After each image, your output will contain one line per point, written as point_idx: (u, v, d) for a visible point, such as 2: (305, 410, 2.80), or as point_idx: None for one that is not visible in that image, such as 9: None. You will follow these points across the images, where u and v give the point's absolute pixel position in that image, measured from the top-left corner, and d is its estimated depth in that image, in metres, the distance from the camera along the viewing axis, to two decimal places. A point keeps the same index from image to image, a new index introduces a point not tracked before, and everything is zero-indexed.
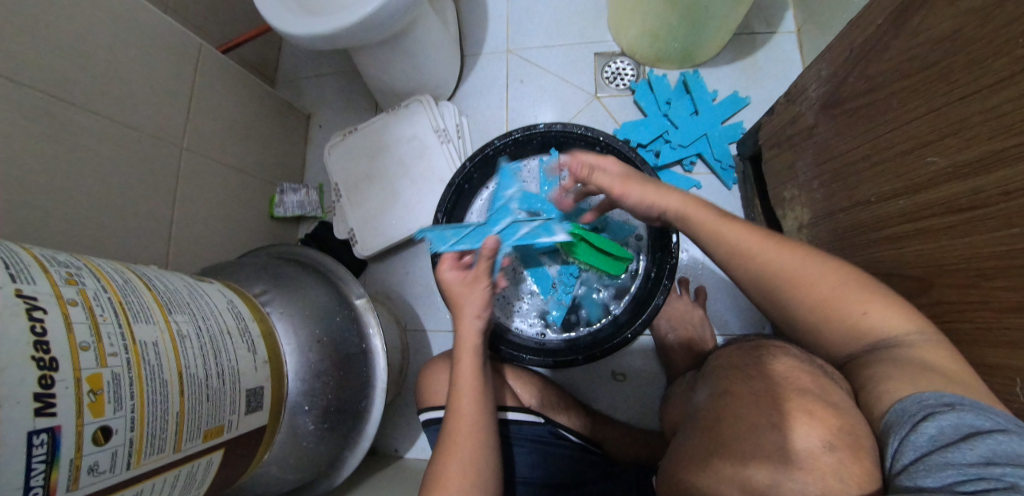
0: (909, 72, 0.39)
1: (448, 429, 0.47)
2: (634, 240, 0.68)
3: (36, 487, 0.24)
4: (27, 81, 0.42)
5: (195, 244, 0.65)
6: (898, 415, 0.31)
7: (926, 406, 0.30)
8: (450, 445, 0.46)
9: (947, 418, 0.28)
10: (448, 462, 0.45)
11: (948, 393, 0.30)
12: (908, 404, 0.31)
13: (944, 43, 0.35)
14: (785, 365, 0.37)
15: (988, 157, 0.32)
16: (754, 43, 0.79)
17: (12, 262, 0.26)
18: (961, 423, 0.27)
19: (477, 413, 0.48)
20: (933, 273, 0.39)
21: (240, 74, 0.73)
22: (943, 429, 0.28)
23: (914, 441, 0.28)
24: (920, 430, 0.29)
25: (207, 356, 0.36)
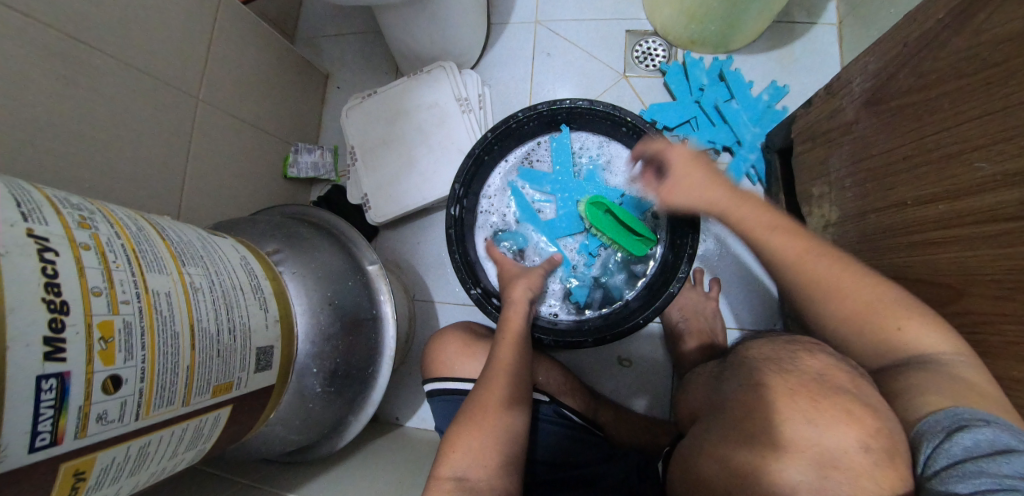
0: (962, 70, 0.37)
1: (475, 396, 0.48)
2: (652, 223, 0.68)
3: (44, 432, 0.23)
4: (40, 17, 0.40)
5: (207, 198, 0.63)
6: (930, 426, 0.30)
7: (960, 419, 0.30)
8: (487, 386, 0.48)
9: (984, 432, 0.28)
10: (469, 428, 0.45)
11: (983, 411, 0.30)
12: (941, 417, 0.30)
13: (1006, 41, 0.33)
14: (822, 360, 0.35)
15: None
16: (792, 32, 0.75)
17: (23, 200, 0.25)
18: (998, 438, 0.27)
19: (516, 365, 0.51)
20: (966, 282, 0.37)
21: (258, 26, 0.70)
22: (980, 441, 0.27)
23: (949, 450, 0.28)
24: (955, 440, 0.28)
25: (219, 311, 0.35)
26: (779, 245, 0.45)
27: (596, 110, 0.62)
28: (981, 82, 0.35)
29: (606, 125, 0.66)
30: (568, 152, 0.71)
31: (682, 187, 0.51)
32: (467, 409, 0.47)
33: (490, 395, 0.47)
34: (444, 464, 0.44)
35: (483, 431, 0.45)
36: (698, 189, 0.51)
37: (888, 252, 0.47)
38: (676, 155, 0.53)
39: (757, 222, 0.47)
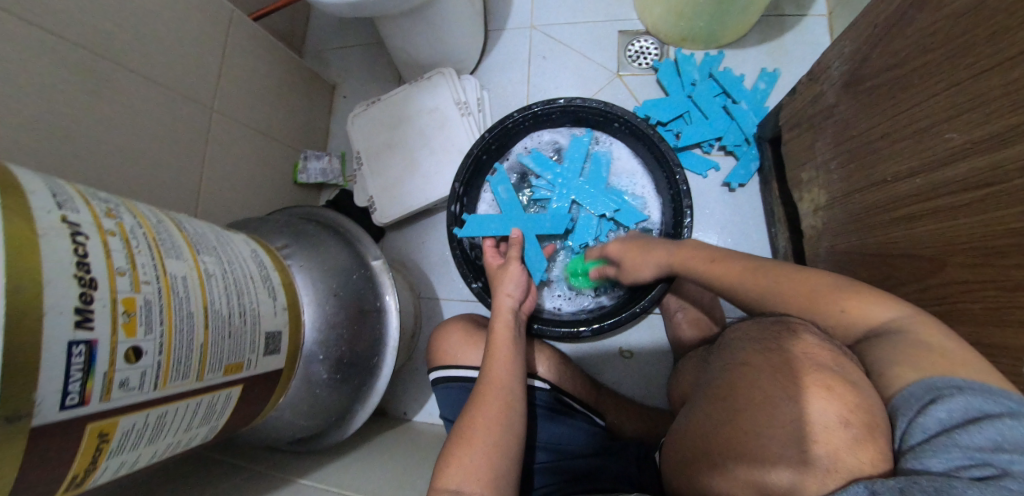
0: (930, 47, 0.38)
1: (480, 386, 0.50)
2: (645, 224, 0.69)
3: (73, 393, 0.25)
4: (69, 37, 0.45)
5: (222, 202, 0.67)
6: (904, 398, 0.30)
7: (933, 390, 0.30)
8: (479, 403, 0.48)
9: (956, 401, 0.28)
10: (478, 415, 0.47)
11: (957, 378, 0.30)
12: (914, 390, 0.30)
13: (970, 15, 0.33)
14: (804, 338, 0.35)
15: (1003, 134, 0.31)
16: (782, 25, 0.77)
17: (58, 192, 0.28)
18: (969, 406, 0.27)
19: (508, 378, 0.50)
20: (945, 252, 0.38)
21: (268, 41, 0.74)
22: (952, 412, 0.27)
23: (922, 424, 0.28)
24: (928, 413, 0.28)
25: (230, 296, 0.38)
26: (735, 271, 0.46)
27: (590, 107, 0.65)
28: (948, 56, 0.36)
29: (600, 122, 0.68)
30: (584, 149, 0.71)
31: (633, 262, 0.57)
32: (461, 424, 0.47)
33: (483, 412, 0.47)
34: (439, 479, 0.42)
35: (476, 446, 0.44)
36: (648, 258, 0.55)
37: (874, 230, 0.47)
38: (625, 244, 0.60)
39: (704, 261, 0.49)
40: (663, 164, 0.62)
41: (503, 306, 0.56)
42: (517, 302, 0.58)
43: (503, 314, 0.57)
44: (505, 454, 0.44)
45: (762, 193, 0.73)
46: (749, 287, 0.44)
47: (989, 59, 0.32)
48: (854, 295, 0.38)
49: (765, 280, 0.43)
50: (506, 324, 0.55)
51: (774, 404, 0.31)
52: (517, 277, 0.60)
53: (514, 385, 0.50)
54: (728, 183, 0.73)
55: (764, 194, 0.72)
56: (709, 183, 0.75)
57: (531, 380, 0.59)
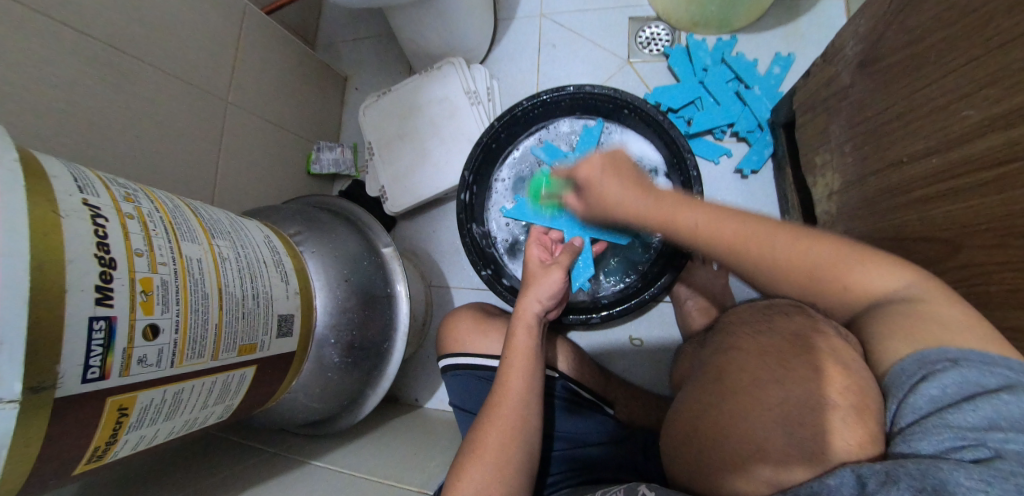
0: (946, 21, 0.36)
1: (494, 401, 0.49)
2: None
3: (94, 367, 0.26)
4: (90, 31, 0.46)
5: (237, 192, 0.69)
6: (900, 377, 0.31)
7: (926, 365, 0.29)
8: (492, 416, 0.48)
9: (950, 377, 0.27)
10: (488, 432, 0.46)
11: (951, 348, 0.29)
12: (908, 364, 0.30)
13: None
14: (803, 320, 0.40)
15: (1019, 110, 0.30)
16: (798, 7, 0.75)
17: (79, 177, 0.29)
18: (963, 383, 0.27)
19: (523, 391, 0.50)
20: (961, 235, 0.36)
21: (281, 34, 0.75)
22: (945, 390, 0.27)
23: (914, 403, 0.28)
24: (919, 392, 0.28)
25: (244, 279, 0.39)
26: (725, 236, 0.40)
27: (599, 94, 0.64)
28: (965, 30, 0.34)
29: (610, 109, 0.67)
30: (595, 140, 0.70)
31: (603, 193, 0.45)
32: (473, 436, 0.47)
33: (496, 427, 0.47)
34: (450, 490, 0.43)
35: (487, 461, 0.44)
36: (619, 195, 0.44)
37: (887, 213, 0.46)
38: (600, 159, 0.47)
39: (692, 222, 0.41)
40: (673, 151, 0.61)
41: (526, 317, 0.54)
42: (541, 309, 0.56)
43: (526, 322, 0.55)
44: (511, 470, 0.44)
45: (775, 180, 0.71)
46: (739, 260, 0.40)
47: (1006, 33, 0.31)
48: (855, 268, 0.36)
49: (759, 248, 0.39)
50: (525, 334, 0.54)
51: None
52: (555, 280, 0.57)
53: (529, 399, 0.49)
54: (741, 169, 0.72)
55: (778, 181, 0.70)
56: (722, 170, 0.73)
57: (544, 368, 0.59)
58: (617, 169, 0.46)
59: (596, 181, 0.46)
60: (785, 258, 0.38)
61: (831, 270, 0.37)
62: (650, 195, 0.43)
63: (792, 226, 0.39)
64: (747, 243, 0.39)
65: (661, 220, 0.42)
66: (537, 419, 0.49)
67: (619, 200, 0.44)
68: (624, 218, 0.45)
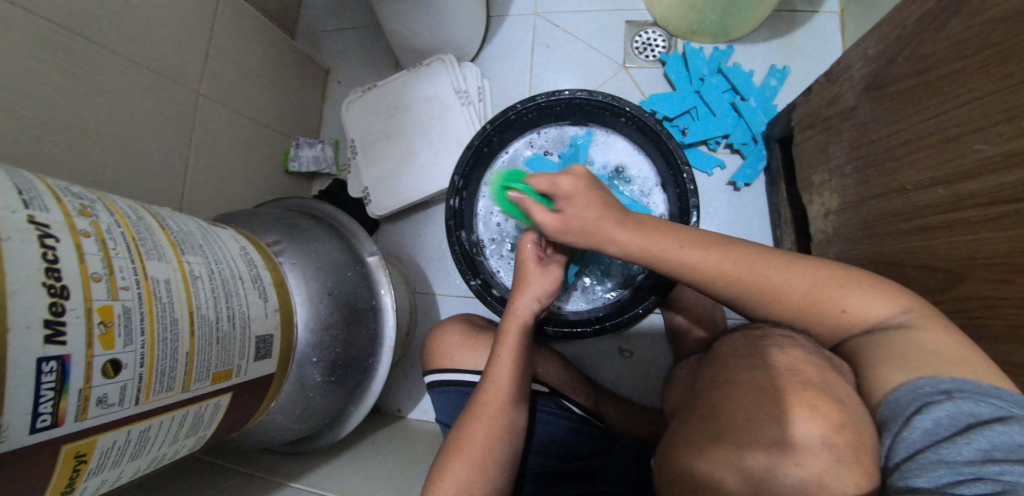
0: (960, 53, 0.38)
1: (477, 401, 0.47)
2: None
3: (45, 414, 0.23)
4: (46, 14, 0.41)
5: (207, 192, 0.64)
6: (891, 409, 0.30)
7: (921, 397, 0.30)
8: (477, 414, 0.46)
9: (943, 409, 0.28)
10: (468, 436, 0.45)
11: (944, 378, 0.30)
12: (902, 395, 0.30)
13: (1006, 23, 0.33)
14: (791, 347, 0.36)
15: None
16: (793, 20, 0.75)
17: (23, 188, 0.25)
18: (959, 415, 0.27)
19: (512, 390, 0.48)
20: (965, 267, 0.39)
21: (258, 21, 0.70)
22: (939, 422, 0.27)
23: (908, 436, 0.28)
24: (913, 424, 0.28)
25: (218, 299, 0.35)
26: (712, 260, 0.42)
27: (595, 101, 0.62)
28: (979, 65, 0.36)
29: (606, 116, 0.66)
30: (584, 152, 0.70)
31: (580, 215, 0.48)
32: (453, 441, 0.46)
33: (479, 427, 0.45)
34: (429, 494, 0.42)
35: (467, 462, 0.44)
36: (595, 221, 0.47)
37: (889, 238, 0.48)
38: (578, 179, 0.48)
39: (672, 247, 0.44)
40: (670, 163, 0.61)
41: (521, 315, 0.52)
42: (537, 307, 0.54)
43: (520, 320, 0.52)
44: (488, 481, 0.44)
45: (766, 193, 0.72)
46: (729, 286, 0.42)
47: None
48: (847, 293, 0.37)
49: (748, 276, 0.41)
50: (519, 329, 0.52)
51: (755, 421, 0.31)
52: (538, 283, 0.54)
53: (515, 399, 0.48)
54: (734, 182, 0.72)
55: (770, 195, 0.71)
56: (714, 182, 0.74)
57: None
58: (593, 189, 0.48)
59: (575, 197, 0.48)
60: (781, 284, 0.40)
61: (825, 296, 0.38)
62: (628, 226, 0.47)
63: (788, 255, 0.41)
64: (734, 268, 0.41)
65: (638, 249, 0.46)
66: (522, 421, 0.48)
67: (594, 222, 0.47)
68: (598, 241, 0.48)
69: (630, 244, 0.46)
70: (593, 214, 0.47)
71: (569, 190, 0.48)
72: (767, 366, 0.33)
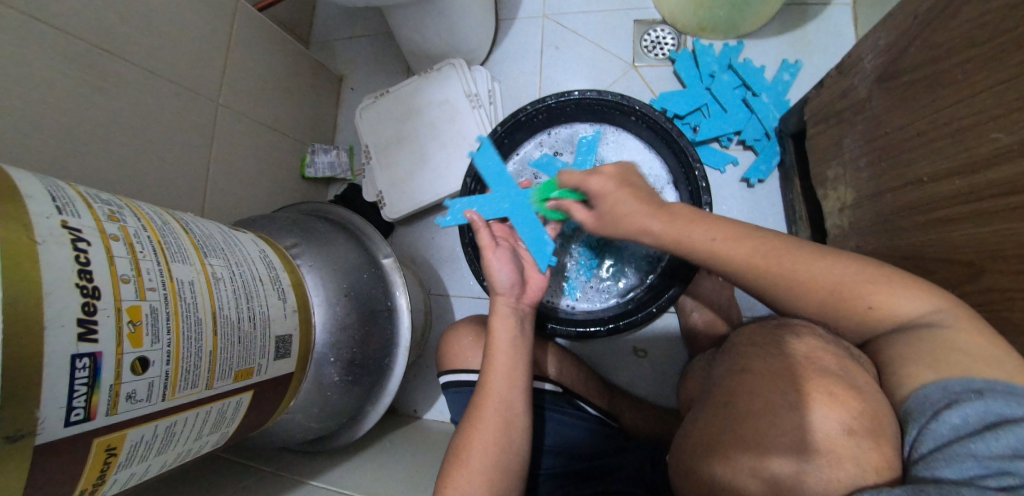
0: (975, 40, 0.37)
1: (476, 402, 0.48)
2: None
3: (78, 408, 0.24)
4: (75, 31, 0.43)
5: (227, 198, 0.66)
6: (919, 404, 0.29)
7: (951, 395, 0.28)
8: (475, 420, 0.47)
9: (974, 405, 0.27)
10: (472, 437, 0.46)
11: (976, 379, 0.28)
12: (932, 391, 0.29)
13: (1022, 7, 0.32)
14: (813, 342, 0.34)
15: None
16: (805, 14, 0.74)
17: (57, 195, 0.26)
18: (988, 410, 0.26)
19: (506, 391, 0.48)
20: (985, 258, 0.38)
21: (274, 32, 0.72)
22: (967, 418, 0.26)
23: (935, 430, 0.27)
24: (941, 419, 0.27)
25: (239, 300, 0.36)
26: (745, 251, 0.40)
27: (605, 100, 0.62)
28: (994, 52, 0.35)
29: (616, 115, 0.66)
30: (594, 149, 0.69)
31: (616, 210, 0.47)
32: (457, 441, 0.46)
33: (479, 432, 0.46)
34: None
35: (472, 469, 0.43)
36: (631, 213, 0.46)
37: (907, 232, 0.47)
38: (610, 172, 0.48)
39: (705, 237, 0.42)
40: (680, 160, 0.60)
41: (502, 309, 0.53)
42: (512, 298, 0.54)
43: (502, 315, 0.53)
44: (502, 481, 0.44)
45: (781, 189, 0.71)
46: (759, 284, 0.40)
47: None
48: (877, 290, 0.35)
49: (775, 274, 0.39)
50: (507, 326, 0.52)
51: (775, 417, 0.30)
52: (501, 272, 0.53)
53: (512, 399, 0.48)
54: (747, 178, 0.71)
55: (785, 191, 0.70)
56: (727, 179, 0.73)
57: (542, 383, 0.58)
58: (627, 182, 0.47)
59: (609, 193, 0.47)
60: (808, 277, 0.38)
61: (855, 290, 0.36)
62: (661, 215, 0.44)
63: (811, 245, 0.39)
64: (764, 260, 0.39)
65: (674, 241, 0.44)
66: (525, 420, 0.48)
67: (631, 215, 0.46)
68: (634, 233, 0.46)
69: (665, 236, 0.44)
70: (627, 206, 0.46)
71: (603, 188, 0.47)
72: (786, 360, 0.33)
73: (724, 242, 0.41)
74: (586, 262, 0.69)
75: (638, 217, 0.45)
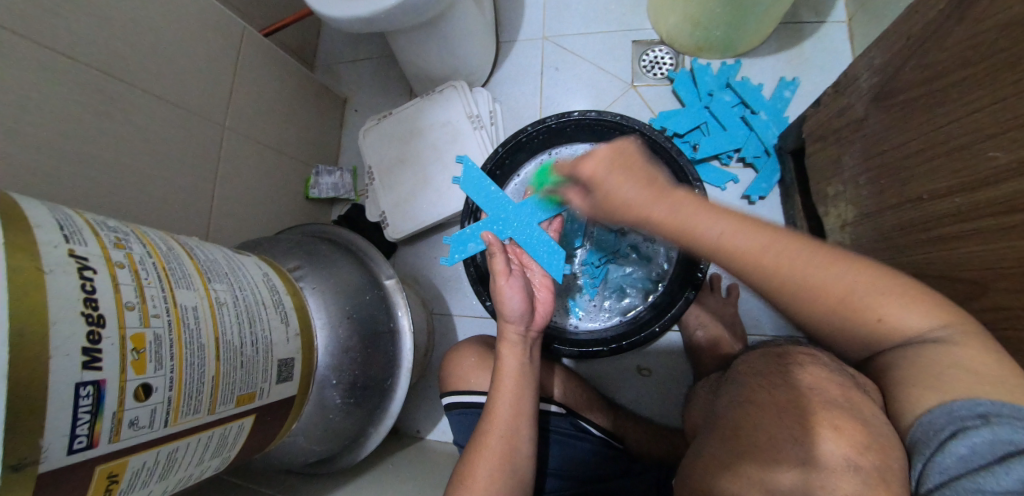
0: (968, 60, 0.37)
1: (482, 428, 0.47)
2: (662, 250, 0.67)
3: (82, 436, 0.24)
4: (85, 60, 0.45)
5: (232, 219, 0.67)
6: (924, 431, 0.29)
7: (957, 420, 0.28)
8: (480, 447, 0.46)
9: (982, 434, 0.26)
10: (477, 464, 0.45)
11: (983, 400, 0.28)
12: (935, 417, 0.29)
13: (1016, 27, 0.33)
14: (818, 371, 0.34)
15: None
16: (801, 32, 0.75)
17: (65, 223, 0.26)
18: (996, 439, 0.25)
19: (512, 418, 0.47)
20: (989, 276, 0.37)
21: (280, 57, 0.75)
22: (975, 448, 0.25)
23: (942, 462, 0.26)
24: (948, 450, 0.26)
25: (242, 324, 0.37)
26: (747, 248, 0.36)
27: (605, 120, 0.63)
28: (990, 70, 0.35)
29: (617, 135, 0.67)
30: None
31: (608, 197, 0.42)
32: (463, 469, 0.46)
33: (485, 458, 0.45)
34: None
35: None
36: (628, 195, 0.41)
37: (910, 249, 0.47)
38: (607, 152, 0.43)
39: (716, 230, 0.37)
40: (681, 178, 0.61)
41: (511, 336, 0.51)
42: (522, 327, 0.52)
43: (512, 341, 0.51)
44: None
45: (782, 206, 0.71)
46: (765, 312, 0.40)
47: None
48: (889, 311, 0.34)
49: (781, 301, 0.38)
50: (514, 354, 0.51)
51: (779, 448, 0.29)
52: (512, 300, 0.52)
53: (518, 428, 0.47)
54: (748, 196, 0.72)
55: (786, 207, 0.70)
56: (728, 196, 0.73)
57: (546, 404, 0.57)
58: (624, 164, 0.42)
59: (602, 178, 0.43)
60: (818, 282, 0.35)
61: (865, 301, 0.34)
62: (663, 199, 0.39)
63: (829, 248, 0.36)
64: (774, 259, 0.36)
65: (675, 226, 0.38)
66: (529, 447, 0.47)
67: (628, 204, 0.40)
68: (633, 222, 0.41)
69: (662, 231, 0.39)
70: (621, 193, 0.41)
71: (594, 174, 0.43)
72: (792, 390, 0.32)
73: (735, 247, 0.37)
74: (590, 281, 0.69)
75: (641, 196, 0.40)
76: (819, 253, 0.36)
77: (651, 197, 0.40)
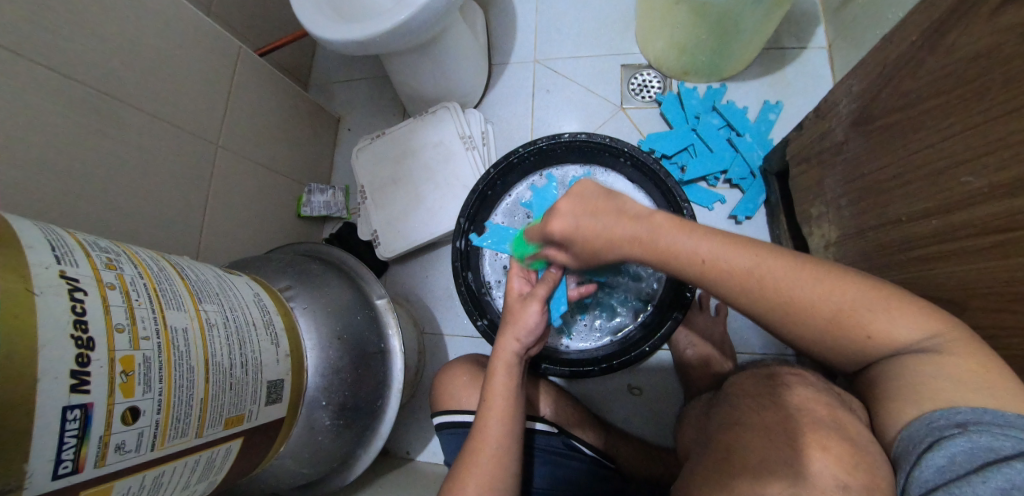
0: (939, 88, 0.39)
1: (471, 446, 0.47)
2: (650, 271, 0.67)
3: (67, 461, 0.24)
4: (81, 79, 0.46)
5: (223, 237, 0.67)
6: (906, 444, 0.29)
7: (934, 431, 0.28)
8: (469, 464, 0.46)
9: (960, 444, 0.26)
10: (465, 482, 0.45)
11: (964, 408, 0.28)
12: (916, 429, 0.29)
13: (983, 58, 0.35)
14: (803, 392, 0.35)
15: (1014, 181, 0.32)
16: (784, 57, 0.78)
17: (57, 244, 0.27)
18: (972, 448, 0.25)
19: (502, 437, 0.47)
20: (966, 295, 0.38)
21: (275, 77, 0.76)
22: (953, 458, 0.25)
23: (921, 476, 0.27)
24: (927, 462, 0.27)
25: (232, 345, 0.37)
26: (737, 270, 0.37)
27: (594, 142, 0.65)
28: (958, 98, 0.37)
29: (606, 156, 0.68)
30: None
31: (588, 240, 0.45)
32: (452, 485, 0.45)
33: (474, 477, 0.45)
34: None
35: None
36: (603, 233, 0.44)
37: (890, 270, 0.48)
38: (569, 207, 0.46)
39: (696, 260, 0.39)
40: (668, 199, 0.62)
41: (506, 353, 0.51)
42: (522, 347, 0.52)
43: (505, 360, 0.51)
44: None
45: (768, 225, 0.73)
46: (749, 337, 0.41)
47: (1001, 104, 0.33)
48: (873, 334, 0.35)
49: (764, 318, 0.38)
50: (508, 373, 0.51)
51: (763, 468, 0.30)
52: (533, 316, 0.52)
53: (508, 447, 0.47)
54: (735, 215, 0.73)
55: (772, 227, 0.72)
56: (716, 216, 0.75)
57: (533, 423, 0.56)
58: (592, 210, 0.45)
59: (574, 228, 0.46)
60: (806, 299, 0.35)
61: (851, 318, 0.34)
62: (637, 228, 0.42)
63: (814, 262, 0.36)
64: (757, 283, 0.36)
65: (656, 255, 0.41)
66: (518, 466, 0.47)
67: (609, 238, 0.43)
68: (615, 253, 0.44)
69: (649, 255, 0.41)
70: (598, 232, 0.44)
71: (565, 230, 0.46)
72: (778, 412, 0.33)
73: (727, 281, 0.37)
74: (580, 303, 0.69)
75: (616, 231, 0.43)
76: (802, 271, 0.36)
77: (625, 230, 0.42)
